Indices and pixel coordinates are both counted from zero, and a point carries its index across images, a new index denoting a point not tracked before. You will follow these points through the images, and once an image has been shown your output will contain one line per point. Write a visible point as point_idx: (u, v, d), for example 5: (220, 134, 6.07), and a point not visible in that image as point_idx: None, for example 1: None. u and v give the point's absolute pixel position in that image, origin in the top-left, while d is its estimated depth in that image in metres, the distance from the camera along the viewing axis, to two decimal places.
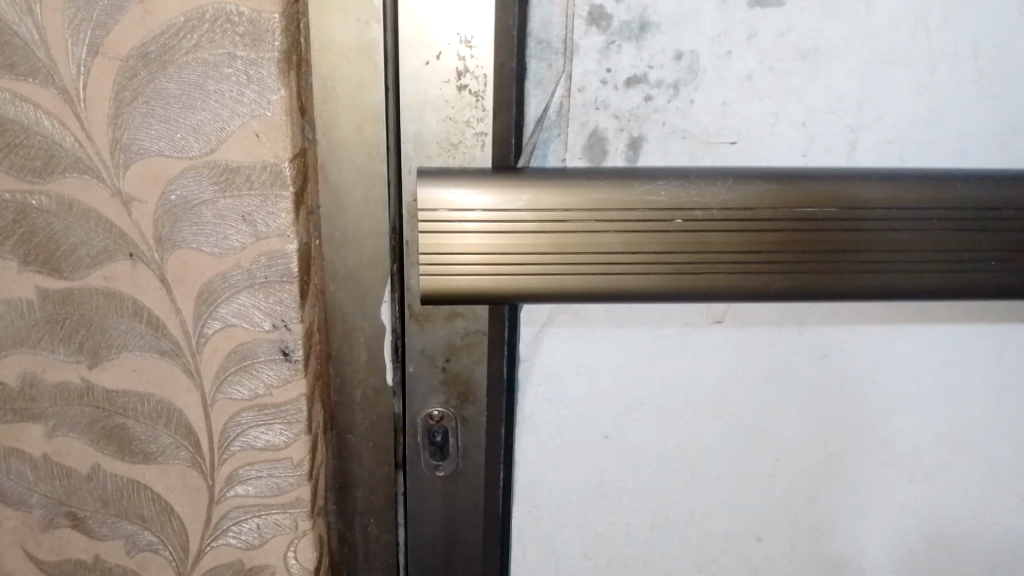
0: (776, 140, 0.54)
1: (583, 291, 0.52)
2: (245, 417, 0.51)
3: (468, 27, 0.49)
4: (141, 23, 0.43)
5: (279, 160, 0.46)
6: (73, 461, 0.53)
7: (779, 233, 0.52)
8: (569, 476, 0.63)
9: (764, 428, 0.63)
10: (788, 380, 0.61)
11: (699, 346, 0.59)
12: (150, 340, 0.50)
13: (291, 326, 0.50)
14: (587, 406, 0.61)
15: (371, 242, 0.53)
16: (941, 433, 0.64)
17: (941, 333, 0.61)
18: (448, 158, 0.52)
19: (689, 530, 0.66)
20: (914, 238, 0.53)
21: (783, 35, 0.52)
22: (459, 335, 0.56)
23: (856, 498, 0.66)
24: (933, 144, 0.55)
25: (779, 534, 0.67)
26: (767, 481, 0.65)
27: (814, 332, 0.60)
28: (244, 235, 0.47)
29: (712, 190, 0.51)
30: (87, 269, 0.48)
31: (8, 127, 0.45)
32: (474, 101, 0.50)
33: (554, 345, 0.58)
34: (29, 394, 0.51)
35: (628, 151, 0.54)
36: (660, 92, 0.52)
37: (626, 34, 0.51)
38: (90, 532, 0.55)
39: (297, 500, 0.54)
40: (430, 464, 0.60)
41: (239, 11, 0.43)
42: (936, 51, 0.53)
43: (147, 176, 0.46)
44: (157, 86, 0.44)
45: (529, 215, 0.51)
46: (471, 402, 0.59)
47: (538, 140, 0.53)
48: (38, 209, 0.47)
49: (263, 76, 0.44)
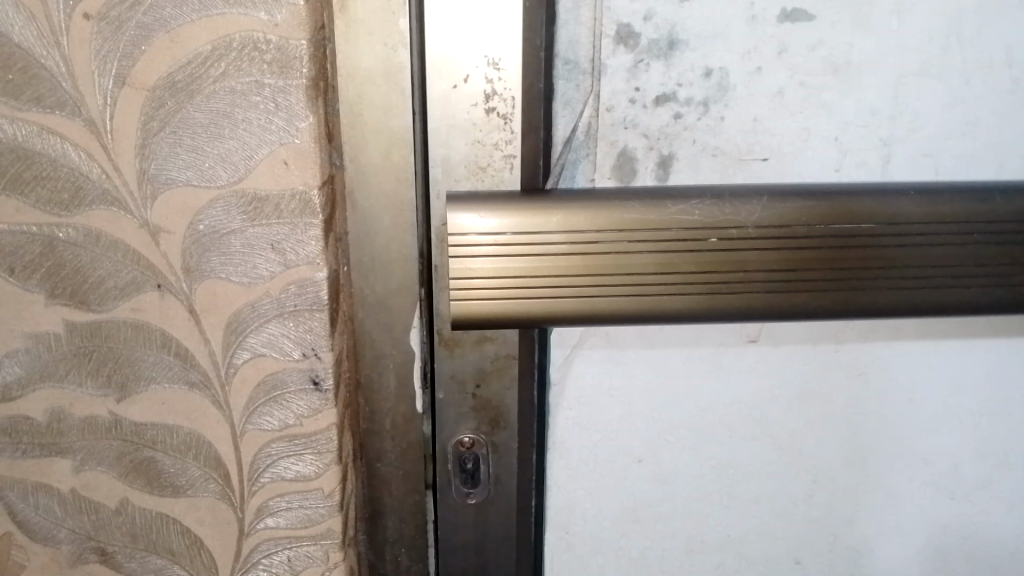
0: (808, 156, 0.53)
1: (616, 313, 0.51)
2: (274, 447, 0.51)
3: (496, 49, 0.48)
4: (168, 52, 0.43)
5: (308, 188, 0.45)
6: (101, 495, 0.52)
7: (816, 250, 0.51)
8: (602, 501, 0.62)
9: (801, 448, 0.62)
10: (823, 400, 0.60)
11: (733, 366, 0.58)
12: (178, 372, 0.49)
13: (321, 355, 0.49)
14: (619, 429, 0.59)
15: (399, 267, 0.53)
16: (981, 450, 0.63)
17: (981, 348, 0.60)
18: (476, 181, 0.51)
19: (725, 554, 0.65)
20: (953, 252, 0.52)
21: (814, 50, 0.51)
22: (490, 360, 0.56)
23: (897, 519, 0.65)
24: (969, 156, 0.54)
25: (817, 557, 0.65)
26: (805, 504, 0.64)
27: (851, 349, 0.58)
28: (274, 264, 0.47)
29: (746, 208, 0.50)
30: (114, 301, 0.48)
31: (35, 160, 0.45)
32: (503, 123, 0.50)
33: (586, 368, 0.57)
34: (56, 429, 0.51)
35: (658, 170, 0.53)
36: (690, 110, 0.51)
37: (655, 52, 0.50)
38: (119, 568, 0.54)
39: (328, 531, 0.53)
40: (461, 491, 0.59)
41: (267, 38, 0.43)
42: (970, 62, 0.52)
43: (175, 206, 0.45)
44: (184, 116, 0.44)
45: (561, 237, 0.50)
46: (502, 427, 0.58)
47: (567, 160, 0.52)
48: (66, 242, 0.46)
49: (291, 103, 0.44)
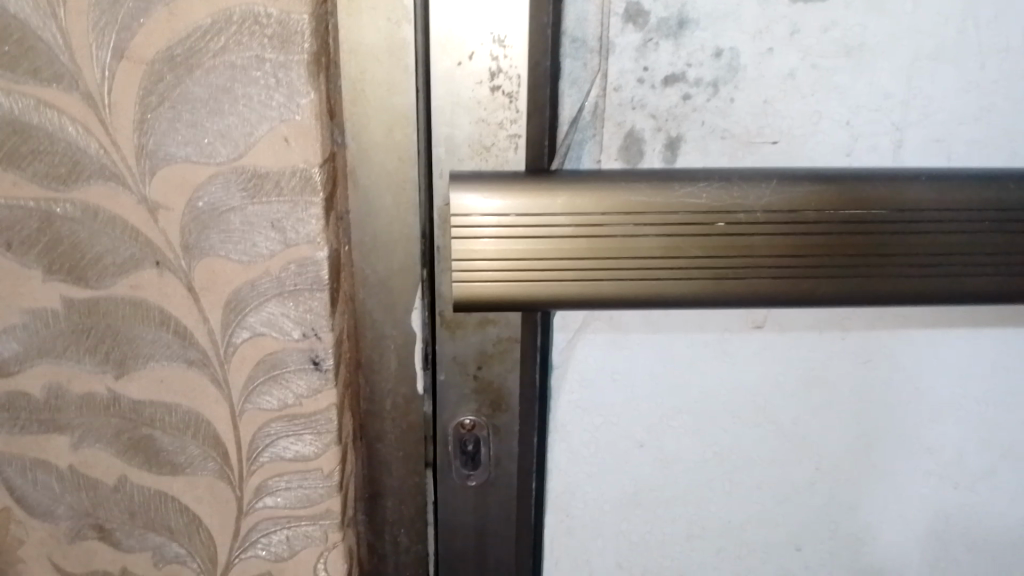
0: (819, 140, 0.52)
1: (620, 297, 0.51)
2: (274, 427, 0.50)
3: (502, 26, 0.47)
4: (167, 25, 0.42)
5: (308, 166, 0.45)
6: (100, 472, 0.52)
7: (825, 236, 0.50)
8: (603, 485, 0.62)
9: (804, 435, 0.61)
10: (828, 387, 0.60)
11: (738, 352, 0.58)
12: (177, 350, 0.49)
13: (322, 335, 0.48)
14: (621, 413, 0.59)
15: (401, 247, 0.52)
16: (987, 439, 0.62)
17: (988, 337, 0.59)
18: (481, 161, 0.50)
19: (726, 539, 0.65)
20: (965, 240, 0.51)
21: (827, 31, 0.50)
22: (492, 342, 0.55)
23: (899, 508, 0.64)
24: (983, 142, 0.53)
25: (818, 543, 0.65)
26: (807, 490, 0.63)
27: (857, 337, 0.58)
28: (274, 243, 0.46)
29: (755, 192, 0.50)
30: (112, 278, 0.47)
31: (32, 134, 0.44)
32: (508, 102, 0.49)
33: (589, 352, 0.57)
34: (54, 406, 0.50)
35: (665, 152, 0.52)
36: (699, 91, 0.50)
37: (664, 31, 0.49)
38: (117, 544, 0.54)
39: (327, 512, 0.53)
40: (461, 473, 0.59)
41: (267, 12, 0.42)
42: (987, 46, 0.51)
43: (174, 182, 0.45)
44: (183, 90, 0.43)
45: (565, 219, 0.49)
46: (504, 410, 0.57)
47: (573, 141, 0.52)
48: (63, 217, 0.46)
49: (292, 79, 0.43)
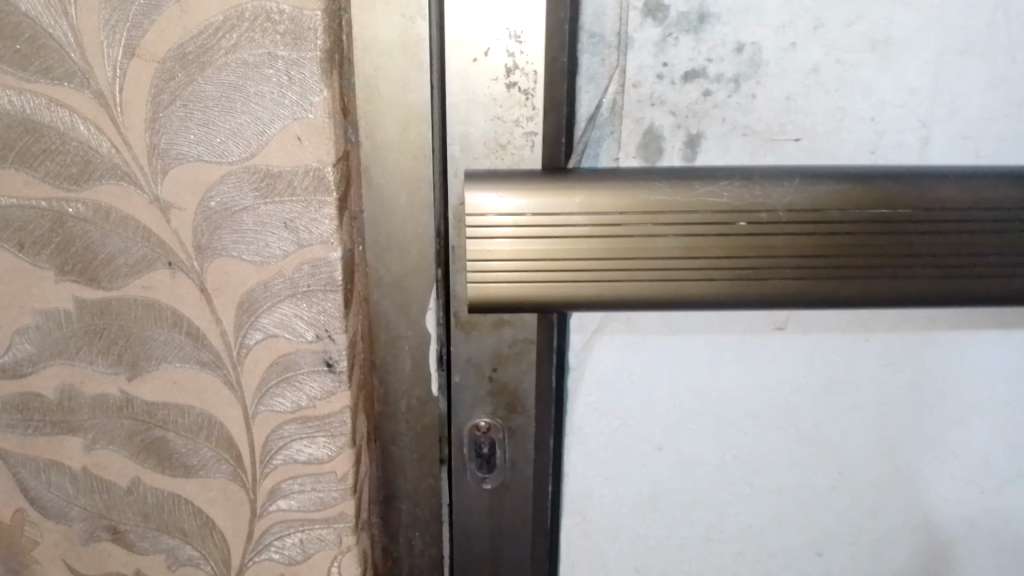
0: (843, 137, 0.51)
1: (638, 298, 0.50)
2: (287, 429, 0.50)
3: (518, 21, 0.46)
4: (179, 22, 0.41)
5: (322, 165, 0.44)
6: (113, 474, 0.52)
7: (849, 235, 0.49)
8: (620, 489, 0.61)
9: (826, 438, 0.60)
10: (851, 390, 0.58)
11: (759, 354, 0.56)
12: (190, 351, 0.48)
13: (335, 337, 0.48)
14: (639, 416, 0.58)
15: (415, 247, 0.51)
16: (1014, 444, 0.61)
17: (1016, 339, 0.57)
18: (496, 159, 0.50)
19: (746, 544, 0.63)
20: (995, 240, 0.50)
21: (853, 25, 0.48)
22: (508, 344, 0.54)
23: (924, 513, 0.63)
24: (1013, 139, 0.52)
25: (840, 549, 0.64)
26: (829, 495, 0.62)
27: (881, 338, 0.56)
28: (287, 243, 0.45)
29: (778, 190, 0.48)
30: (124, 279, 0.46)
31: (44, 133, 0.43)
32: (525, 99, 0.48)
33: (606, 354, 0.56)
34: (68, 407, 0.50)
35: (684, 149, 0.51)
36: (720, 87, 0.49)
37: (684, 25, 0.48)
38: (131, 546, 0.54)
39: (341, 515, 0.52)
40: (476, 476, 0.58)
41: (280, 8, 0.41)
42: (1017, 40, 0.49)
43: (186, 182, 0.44)
44: (195, 89, 0.42)
45: (582, 219, 0.48)
46: (520, 412, 0.57)
47: (590, 138, 0.51)
48: (75, 217, 0.45)
49: (305, 76, 0.42)
